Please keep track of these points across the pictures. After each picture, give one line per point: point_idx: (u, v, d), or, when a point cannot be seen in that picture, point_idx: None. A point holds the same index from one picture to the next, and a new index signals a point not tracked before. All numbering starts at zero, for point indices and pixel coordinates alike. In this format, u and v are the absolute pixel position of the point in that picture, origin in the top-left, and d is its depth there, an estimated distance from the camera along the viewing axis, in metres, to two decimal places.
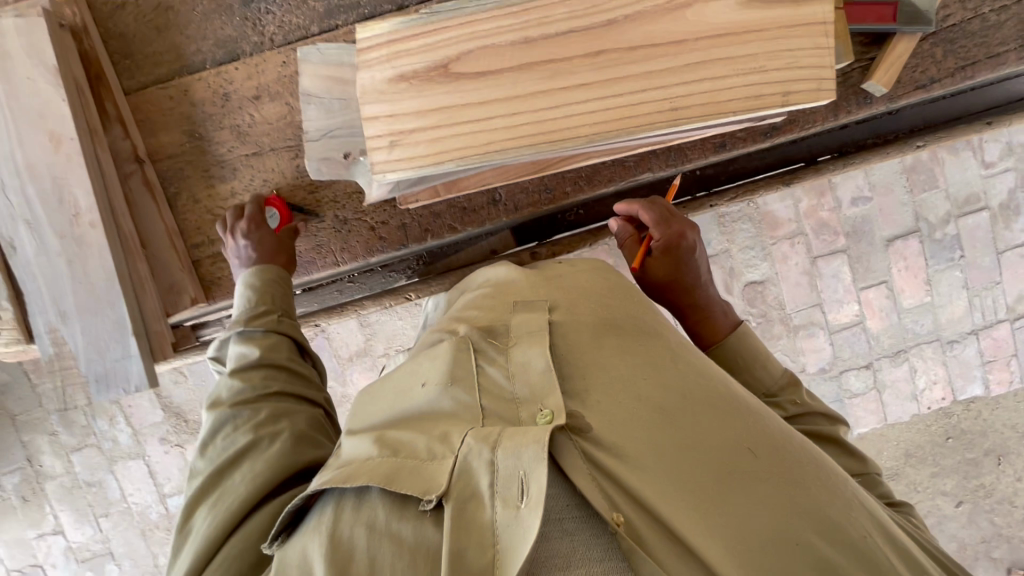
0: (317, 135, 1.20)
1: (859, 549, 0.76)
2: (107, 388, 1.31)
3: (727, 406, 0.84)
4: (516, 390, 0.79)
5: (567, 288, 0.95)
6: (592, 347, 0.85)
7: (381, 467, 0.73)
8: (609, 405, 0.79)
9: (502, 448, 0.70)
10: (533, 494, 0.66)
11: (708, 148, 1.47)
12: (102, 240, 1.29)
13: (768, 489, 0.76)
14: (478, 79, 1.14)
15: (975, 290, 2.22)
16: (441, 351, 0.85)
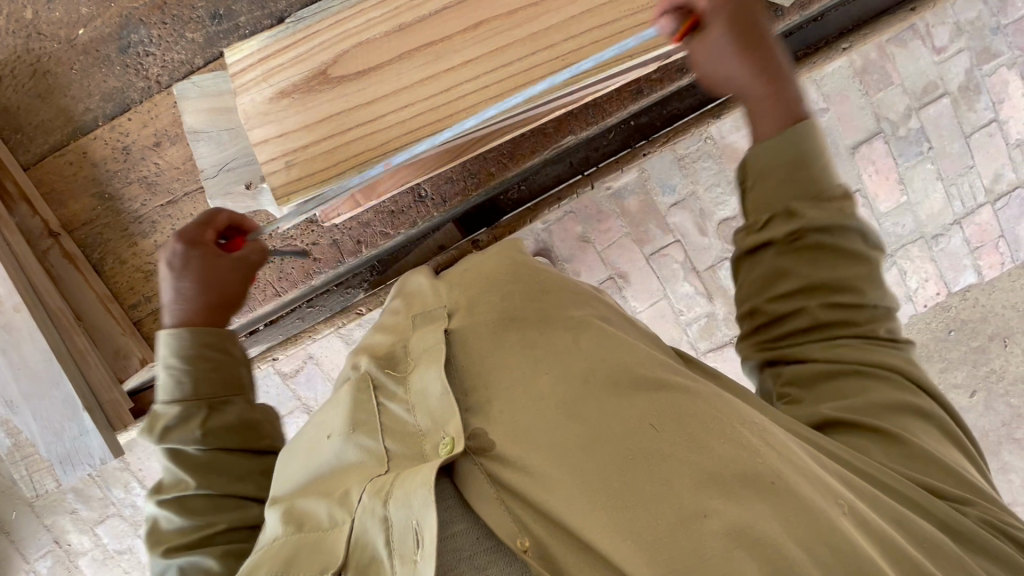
0: (212, 171, 1.15)
1: (808, 515, 0.61)
2: (73, 467, 1.29)
3: (637, 379, 0.71)
4: (419, 422, 0.69)
5: (467, 284, 0.85)
6: (491, 348, 0.76)
7: (284, 549, 0.65)
8: (508, 409, 0.69)
9: (394, 500, 0.62)
10: (428, 543, 0.58)
11: (626, 97, 1.42)
12: (31, 321, 1.27)
13: (683, 467, 0.63)
14: (360, 78, 1.09)
15: (950, 178, 1.90)
16: (341, 397, 0.75)
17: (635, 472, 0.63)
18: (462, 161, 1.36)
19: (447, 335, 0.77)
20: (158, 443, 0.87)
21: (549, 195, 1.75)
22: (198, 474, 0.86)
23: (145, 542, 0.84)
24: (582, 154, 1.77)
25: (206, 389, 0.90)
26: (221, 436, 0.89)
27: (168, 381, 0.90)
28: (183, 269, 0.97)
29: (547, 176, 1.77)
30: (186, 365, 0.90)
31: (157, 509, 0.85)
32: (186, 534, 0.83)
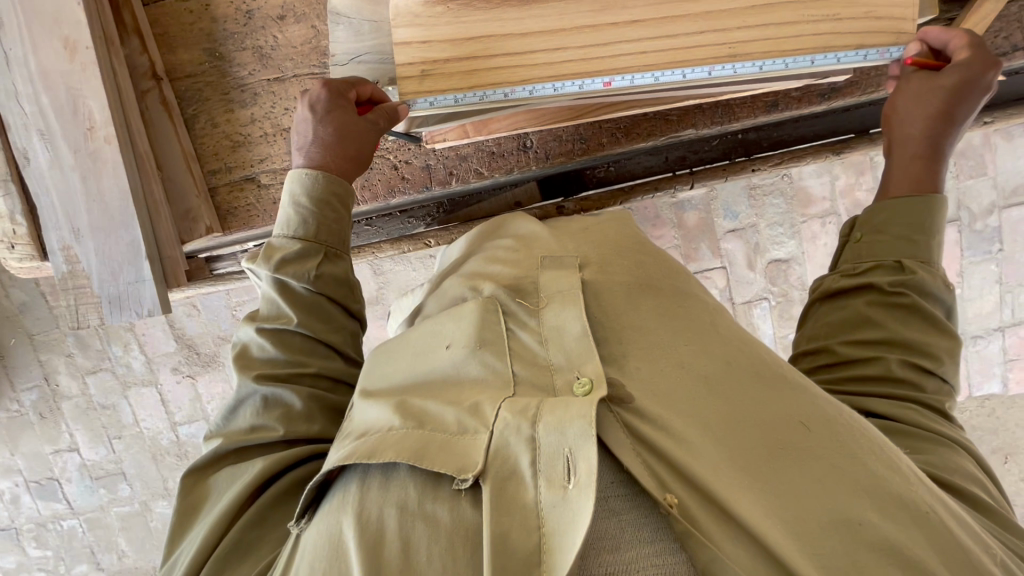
0: (344, 59, 1.12)
1: (926, 526, 0.73)
2: (120, 311, 1.29)
3: (775, 380, 0.85)
4: (554, 359, 0.82)
5: (598, 245, 1.01)
6: (626, 308, 0.89)
7: (410, 440, 0.76)
8: (645, 367, 0.82)
9: (543, 423, 0.72)
10: (582, 473, 0.68)
11: (759, 107, 1.36)
12: (118, 156, 1.24)
13: (820, 463, 0.76)
14: (521, 7, 1.05)
15: (1002, 285, 2.28)
16: (466, 312, 0.89)
17: (785, 464, 0.76)
18: (577, 123, 1.32)
19: (581, 284, 0.91)
20: (271, 274, 0.98)
21: (637, 184, 1.68)
22: (300, 313, 0.98)
23: (237, 364, 0.97)
24: (680, 153, 1.70)
25: (326, 236, 1.01)
26: (327, 284, 1.01)
27: (295, 218, 1.01)
28: (324, 121, 1.03)
29: (642, 164, 1.71)
30: (314, 210, 1.01)
31: (256, 335, 0.97)
32: (279, 364, 0.96)
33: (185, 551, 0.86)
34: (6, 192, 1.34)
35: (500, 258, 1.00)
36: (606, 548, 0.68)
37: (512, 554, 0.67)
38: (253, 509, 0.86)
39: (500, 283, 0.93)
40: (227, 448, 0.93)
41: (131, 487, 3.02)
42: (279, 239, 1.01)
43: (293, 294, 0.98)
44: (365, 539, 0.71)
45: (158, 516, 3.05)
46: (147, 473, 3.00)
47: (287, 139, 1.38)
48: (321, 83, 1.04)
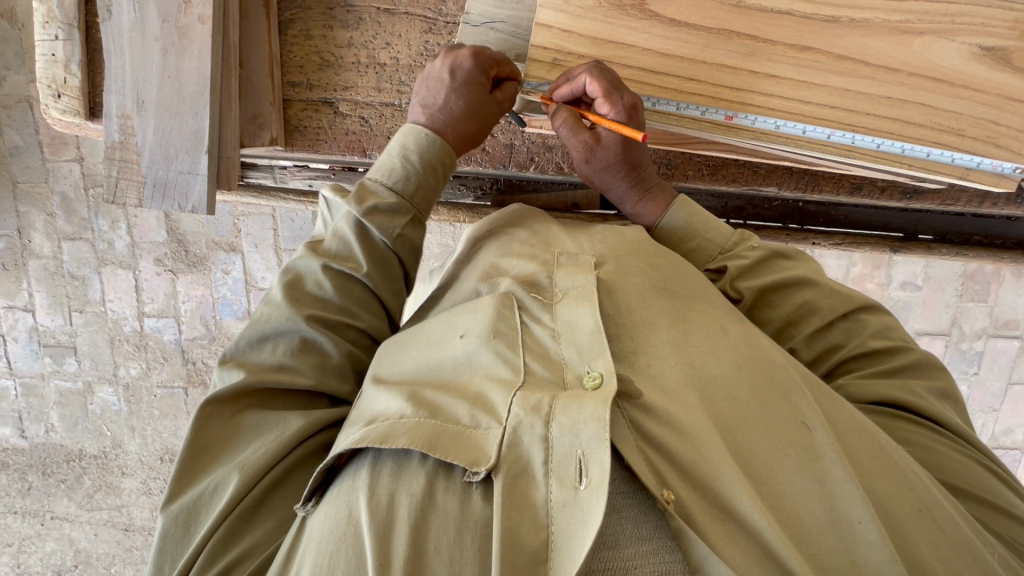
0: (477, 21, 1.09)
1: (937, 546, 0.71)
2: (163, 198, 1.21)
3: (786, 383, 0.81)
4: (562, 351, 0.80)
5: (618, 244, 0.95)
6: (641, 309, 0.85)
7: (423, 429, 0.74)
8: (653, 363, 0.80)
9: (557, 424, 0.70)
10: (594, 476, 0.66)
11: (843, 186, 1.36)
12: (207, 39, 1.17)
13: (829, 470, 0.73)
14: (670, 26, 1.03)
15: (971, 407, 2.44)
16: (483, 305, 0.85)
17: (793, 473, 0.73)
18: (672, 148, 1.29)
19: (596, 280, 0.87)
20: (357, 215, 0.92)
21: None
22: (370, 264, 0.93)
23: (288, 291, 0.91)
24: (739, 203, 1.64)
25: (419, 202, 0.96)
26: (404, 246, 0.96)
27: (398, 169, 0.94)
28: (457, 90, 0.97)
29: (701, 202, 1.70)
30: (419, 168, 0.95)
31: (318, 271, 0.92)
32: (329, 309, 0.92)
33: (198, 498, 0.83)
34: (65, 36, 1.28)
35: (518, 252, 0.94)
36: (606, 544, 0.67)
37: (520, 549, 0.65)
38: (275, 472, 0.84)
39: (517, 276, 0.89)
40: (250, 382, 0.87)
41: (78, 364, 2.90)
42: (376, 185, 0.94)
43: (369, 245, 0.93)
44: (378, 524, 0.69)
45: (99, 401, 2.94)
46: (100, 354, 2.89)
47: (379, 74, 1.32)
48: (462, 50, 0.99)
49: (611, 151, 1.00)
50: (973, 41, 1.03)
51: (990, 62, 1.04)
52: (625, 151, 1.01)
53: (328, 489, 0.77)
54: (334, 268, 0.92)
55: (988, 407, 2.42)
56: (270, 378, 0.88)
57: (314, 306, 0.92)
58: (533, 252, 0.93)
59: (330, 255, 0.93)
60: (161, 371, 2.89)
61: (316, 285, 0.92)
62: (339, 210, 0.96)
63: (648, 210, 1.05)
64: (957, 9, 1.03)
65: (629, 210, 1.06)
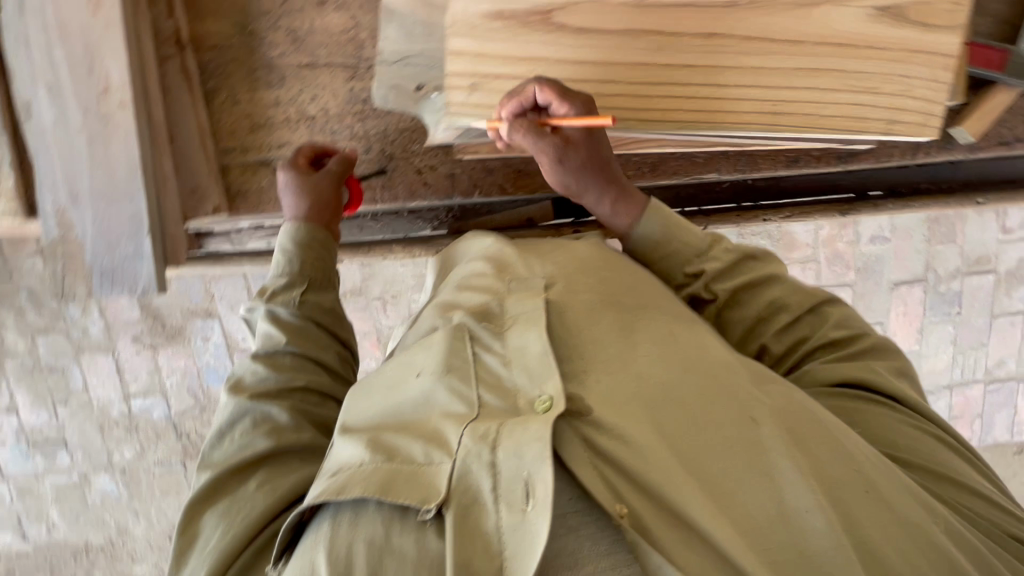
0: (391, 59, 1.10)
1: (890, 523, 0.72)
2: (112, 285, 1.22)
3: (732, 381, 0.81)
4: (515, 377, 0.79)
5: (565, 265, 0.96)
6: (588, 324, 0.86)
7: (377, 474, 0.73)
8: (605, 379, 0.79)
9: (502, 448, 0.70)
10: (539, 497, 0.68)
11: (780, 161, 1.39)
12: (130, 124, 1.17)
13: (780, 464, 0.73)
14: (578, 36, 1.05)
15: (962, 346, 2.46)
16: (435, 341, 0.84)
17: (747, 471, 0.73)
18: (609, 153, 1.31)
19: (544, 303, 0.87)
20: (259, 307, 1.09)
21: None
22: (290, 334, 1.08)
23: (231, 390, 1.02)
24: (690, 192, 1.68)
25: (309, 271, 1.16)
26: (313, 310, 1.13)
27: (281, 259, 1.15)
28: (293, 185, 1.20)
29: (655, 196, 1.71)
30: (294, 249, 1.15)
31: (248, 362, 1.04)
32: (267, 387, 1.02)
33: None
34: None
35: (472, 284, 0.95)
36: (562, 566, 0.68)
37: None
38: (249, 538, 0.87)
39: (469, 308, 0.89)
40: (217, 471, 0.93)
41: (71, 456, 2.85)
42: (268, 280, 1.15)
43: (280, 319, 1.09)
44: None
45: (98, 490, 2.89)
46: (92, 443, 2.84)
47: (311, 127, 1.34)
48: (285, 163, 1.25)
49: (584, 151, 1.00)
50: (870, 3, 1.05)
51: (891, 20, 1.06)
52: (593, 147, 1.01)
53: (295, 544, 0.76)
54: (262, 348, 1.06)
55: (977, 342, 2.45)
56: (231, 460, 0.94)
57: (253, 384, 1.02)
58: (485, 283, 0.94)
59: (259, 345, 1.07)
60: (157, 449, 2.85)
61: (253, 370, 1.04)
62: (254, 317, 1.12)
63: (625, 215, 1.06)
64: None
65: (606, 216, 1.07)
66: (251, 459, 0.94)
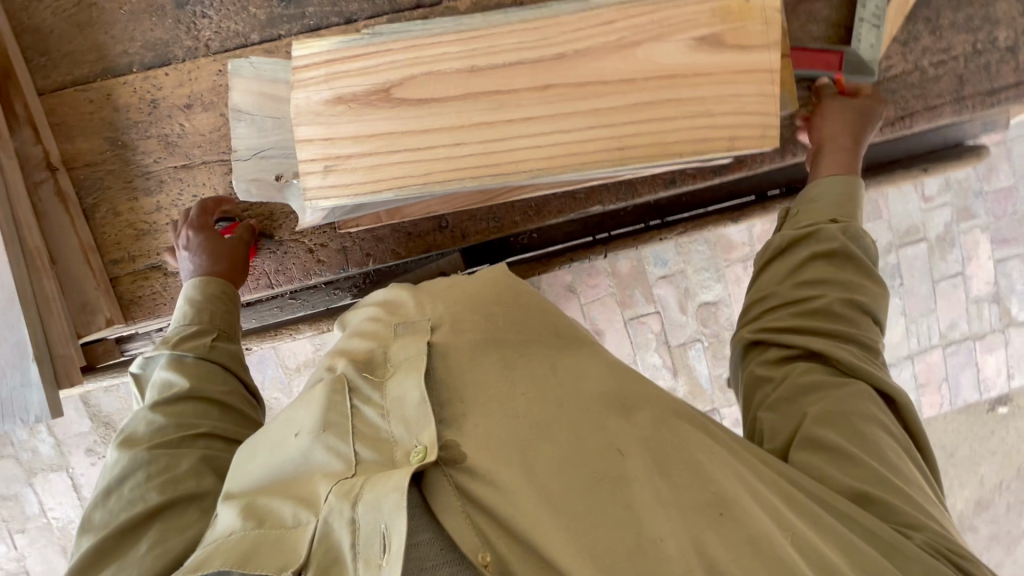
0: (246, 154, 1.15)
1: (748, 537, 0.74)
2: (2, 419, 1.19)
3: (601, 412, 0.84)
4: (392, 429, 0.78)
5: (453, 302, 0.95)
6: (471, 365, 0.86)
7: (240, 544, 0.71)
8: (481, 425, 0.79)
9: (363, 502, 0.69)
10: (394, 548, 0.66)
11: (659, 184, 1.45)
12: (1, 254, 1.17)
13: (639, 494, 0.76)
14: (420, 106, 1.09)
15: (912, 316, 2.42)
16: (315, 396, 0.82)
17: (610, 504, 0.75)
18: (491, 204, 1.36)
19: (427, 345, 0.86)
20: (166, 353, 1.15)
21: (556, 252, 1.73)
22: (193, 377, 1.12)
23: (126, 440, 1.04)
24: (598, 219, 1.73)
25: (218, 321, 1.22)
26: (220, 354, 1.18)
27: (190, 311, 1.21)
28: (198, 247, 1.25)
29: (564, 230, 1.73)
30: (206, 299, 1.23)
31: (148, 411, 1.08)
32: (165, 434, 1.05)
33: None
34: None
35: (361, 330, 0.93)
36: None
37: None
38: None
39: (354, 356, 0.86)
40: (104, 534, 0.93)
41: None
42: (173, 331, 1.19)
43: (184, 362, 1.14)
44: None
45: None
46: (56, 569, 2.72)
47: None
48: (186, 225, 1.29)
49: None
50: (686, 35, 1.13)
51: (709, 47, 1.13)
52: None
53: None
54: (165, 392, 1.10)
55: (926, 309, 2.42)
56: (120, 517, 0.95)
57: (153, 432, 1.05)
58: (375, 330, 0.92)
59: (163, 389, 1.11)
60: None
61: (154, 417, 1.08)
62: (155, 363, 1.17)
63: None
64: (662, 14, 1.13)
65: None
66: (143, 513, 0.95)
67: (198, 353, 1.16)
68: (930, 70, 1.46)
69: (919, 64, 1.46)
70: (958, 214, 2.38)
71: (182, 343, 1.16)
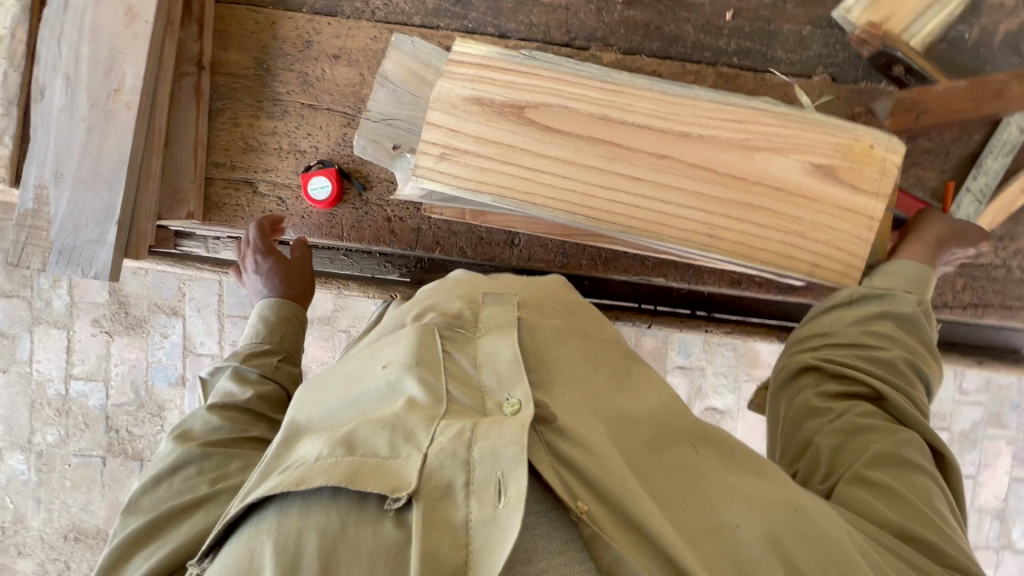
0: (377, 117, 1.24)
1: (813, 539, 0.79)
2: (67, 264, 1.26)
3: (675, 410, 0.89)
4: (483, 380, 0.78)
5: (534, 293, 1.02)
6: (556, 344, 0.90)
7: (337, 464, 0.67)
8: (568, 393, 0.82)
9: (478, 446, 0.66)
10: (513, 494, 0.63)
11: (724, 280, 1.48)
12: (131, 123, 1.27)
13: (712, 485, 0.81)
14: (546, 132, 1.16)
15: None
16: (403, 337, 0.83)
17: (685, 490, 0.79)
18: (565, 240, 1.40)
19: (515, 318, 0.89)
20: (232, 365, 1.23)
21: (602, 307, 1.75)
22: (253, 390, 1.18)
23: (179, 439, 1.06)
24: (650, 289, 1.75)
25: (286, 342, 1.34)
26: (281, 374, 1.27)
27: (263, 329, 1.32)
28: (266, 274, 1.38)
29: (615, 289, 1.74)
30: (278, 320, 1.34)
31: (204, 413, 1.11)
32: (218, 432, 1.08)
33: None
34: (4, 112, 1.35)
35: (449, 294, 0.96)
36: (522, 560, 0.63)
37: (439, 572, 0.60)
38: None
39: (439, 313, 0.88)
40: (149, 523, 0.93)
41: None
42: (245, 347, 1.30)
43: (248, 376, 1.21)
44: (281, 563, 0.62)
45: (8, 469, 2.79)
46: (17, 419, 2.76)
47: (299, 160, 1.44)
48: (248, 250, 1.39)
49: None
50: (805, 158, 1.18)
51: (824, 176, 1.18)
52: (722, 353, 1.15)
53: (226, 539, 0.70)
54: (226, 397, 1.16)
55: None
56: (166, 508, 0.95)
57: (205, 435, 1.07)
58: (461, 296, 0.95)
59: (221, 397, 1.16)
60: (81, 439, 2.75)
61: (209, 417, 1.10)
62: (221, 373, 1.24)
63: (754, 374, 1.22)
64: (788, 132, 1.19)
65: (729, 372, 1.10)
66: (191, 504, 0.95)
67: (262, 370, 1.23)
68: (1016, 271, 1.48)
69: (1008, 262, 1.48)
70: (988, 418, 2.48)
71: (246, 364, 1.24)
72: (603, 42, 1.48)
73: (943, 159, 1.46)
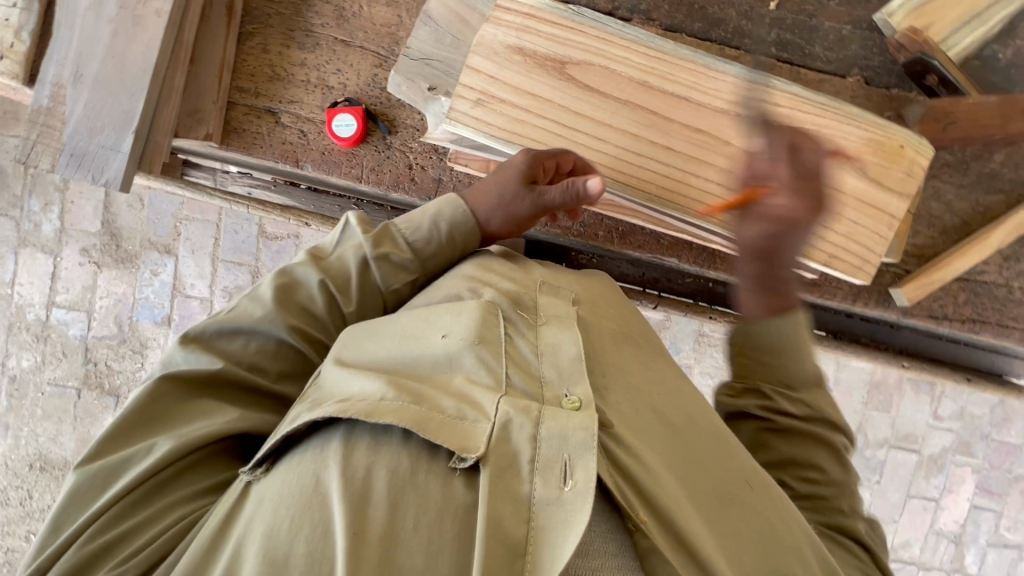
0: (415, 56, 1.24)
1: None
2: (77, 166, 1.21)
3: (720, 436, 0.90)
4: (544, 370, 0.78)
5: (588, 291, 1.01)
6: (613, 350, 0.90)
7: (407, 410, 0.69)
8: (625, 403, 0.83)
9: (545, 427, 0.68)
10: (580, 480, 0.65)
11: (737, 268, 1.48)
12: (159, 30, 1.24)
13: (758, 516, 0.83)
14: (585, 92, 1.15)
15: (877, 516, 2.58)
16: (467, 309, 0.84)
17: (734, 516, 0.81)
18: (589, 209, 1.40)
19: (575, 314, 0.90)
20: (365, 252, 1.01)
21: None
22: (358, 303, 1.00)
23: (281, 293, 0.96)
24: (656, 275, 1.74)
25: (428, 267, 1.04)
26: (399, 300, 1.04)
27: (416, 234, 1.04)
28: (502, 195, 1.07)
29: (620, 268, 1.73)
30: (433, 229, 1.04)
31: (314, 285, 0.98)
32: (315, 321, 0.98)
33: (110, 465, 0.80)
34: (24, 6, 1.30)
35: (498, 270, 0.96)
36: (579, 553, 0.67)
37: (502, 539, 0.62)
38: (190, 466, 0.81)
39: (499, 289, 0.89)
40: (220, 365, 0.88)
41: None
42: (397, 239, 1.04)
43: (371, 285, 1.01)
44: (350, 497, 0.65)
45: None
46: None
47: (326, 95, 1.40)
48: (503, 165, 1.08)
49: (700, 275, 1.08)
50: (836, 149, 1.19)
51: (852, 169, 1.19)
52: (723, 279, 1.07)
53: (287, 453, 0.73)
54: (335, 289, 0.99)
55: (892, 516, 2.59)
56: (236, 370, 0.90)
57: (305, 309, 0.97)
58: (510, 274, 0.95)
59: (334, 285, 0.99)
60: (57, 368, 2.69)
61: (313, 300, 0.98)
62: (347, 240, 1.05)
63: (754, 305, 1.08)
64: (823, 122, 1.19)
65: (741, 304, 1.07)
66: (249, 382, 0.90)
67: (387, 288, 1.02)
68: (1016, 292, 1.52)
69: (1009, 282, 1.51)
70: (957, 444, 2.55)
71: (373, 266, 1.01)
72: (645, 16, 1.48)
73: (962, 174, 1.48)
